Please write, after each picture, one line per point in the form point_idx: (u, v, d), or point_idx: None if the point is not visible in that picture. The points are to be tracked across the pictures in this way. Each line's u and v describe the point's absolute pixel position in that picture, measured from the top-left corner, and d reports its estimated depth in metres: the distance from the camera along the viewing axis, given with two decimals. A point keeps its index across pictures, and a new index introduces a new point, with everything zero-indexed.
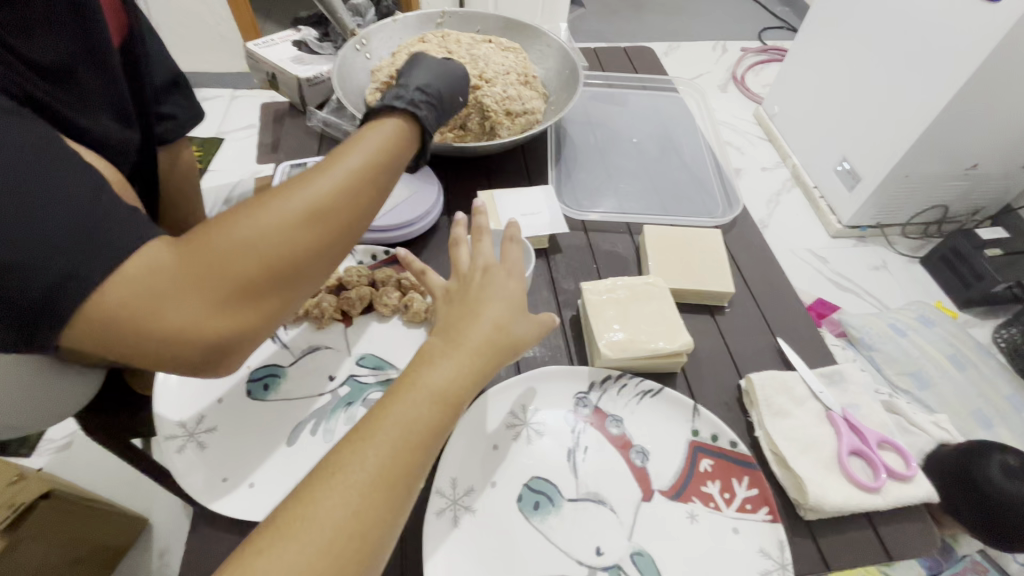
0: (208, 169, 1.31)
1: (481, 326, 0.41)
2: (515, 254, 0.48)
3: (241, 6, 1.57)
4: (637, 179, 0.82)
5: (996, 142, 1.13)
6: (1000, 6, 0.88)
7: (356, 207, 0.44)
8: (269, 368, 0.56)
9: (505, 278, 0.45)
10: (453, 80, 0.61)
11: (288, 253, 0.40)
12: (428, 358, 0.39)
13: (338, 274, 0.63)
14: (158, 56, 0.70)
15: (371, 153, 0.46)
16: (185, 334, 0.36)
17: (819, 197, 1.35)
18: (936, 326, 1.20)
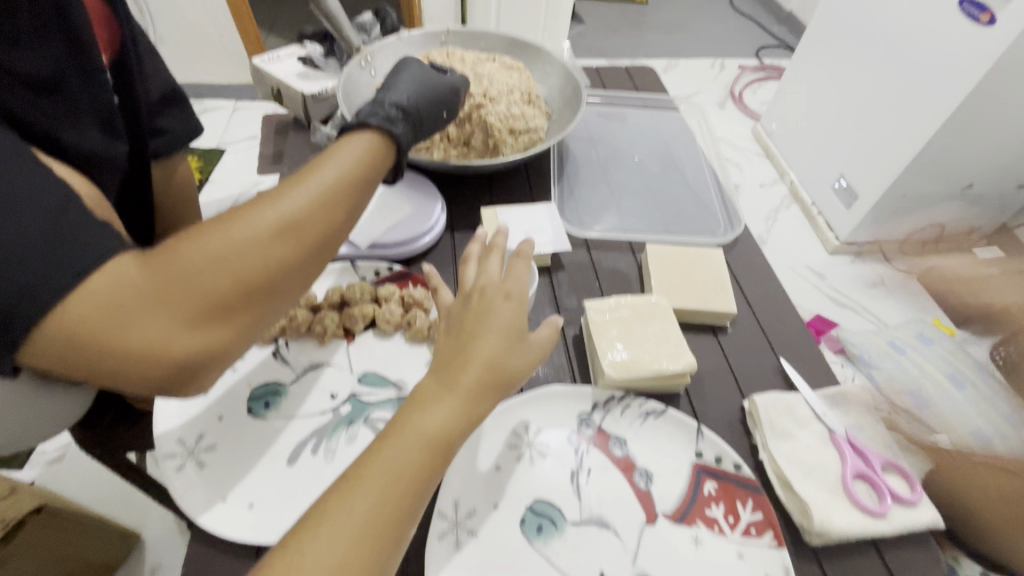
0: (209, 181, 1.31)
1: (473, 369, 0.40)
2: (521, 275, 0.46)
3: (245, 20, 1.59)
4: (640, 197, 0.83)
5: (992, 162, 1.15)
6: (995, 30, 0.90)
7: (330, 223, 0.44)
8: (270, 386, 0.56)
9: (503, 303, 0.43)
10: (432, 98, 0.62)
11: (259, 268, 0.41)
12: (421, 402, 0.39)
13: (340, 291, 0.62)
14: (154, 71, 0.71)
15: (346, 168, 0.47)
16: (157, 352, 0.37)
17: (817, 213, 1.36)
18: (934, 344, 1.21)
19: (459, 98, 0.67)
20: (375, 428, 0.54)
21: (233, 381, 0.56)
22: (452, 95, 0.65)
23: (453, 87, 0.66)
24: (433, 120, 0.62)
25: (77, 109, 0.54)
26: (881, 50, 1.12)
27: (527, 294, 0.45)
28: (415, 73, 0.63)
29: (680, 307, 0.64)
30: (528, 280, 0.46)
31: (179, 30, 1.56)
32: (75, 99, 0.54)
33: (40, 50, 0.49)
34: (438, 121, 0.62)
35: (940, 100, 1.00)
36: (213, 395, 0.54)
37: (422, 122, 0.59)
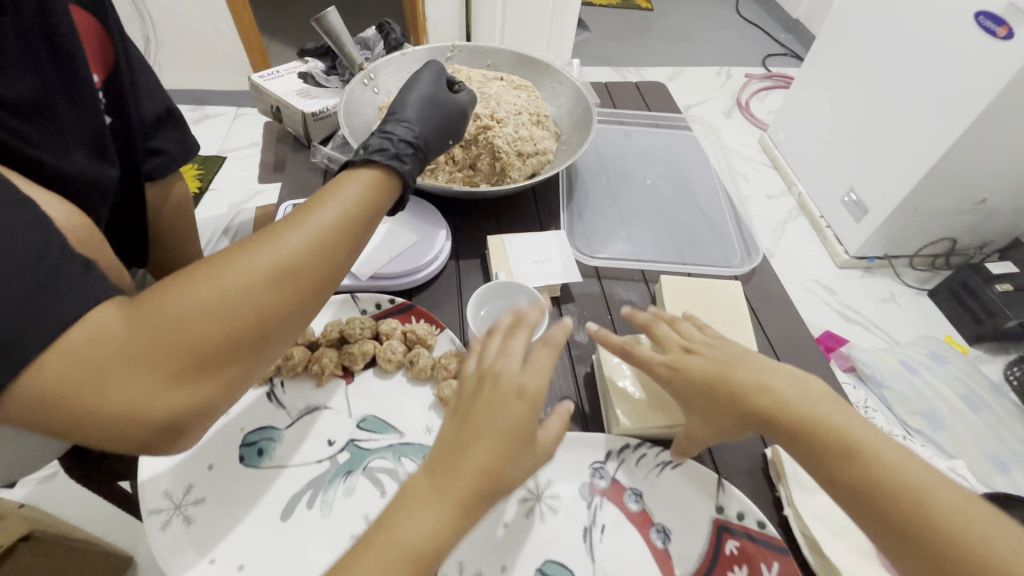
0: (208, 191, 1.29)
1: (467, 470, 0.35)
2: (545, 363, 0.41)
3: (248, 28, 1.56)
4: (653, 223, 0.80)
5: (1006, 176, 1.10)
6: (1015, 43, 0.85)
7: (329, 266, 0.41)
8: (264, 432, 0.52)
9: (510, 393, 0.38)
10: (439, 124, 0.59)
11: (254, 318, 0.37)
12: (409, 504, 0.35)
13: (339, 326, 0.59)
14: (149, 90, 0.67)
15: (349, 206, 0.43)
16: (138, 413, 0.33)
17: (825, 226, 1.31)
18: (947, 363, 1.15)
19: (466, 120, 0.65)
20: (374, 479, 0.50)
21: (225, 426, 0.52)
22: (459, 119, 0.63)
23: (460, 111, 0.63)
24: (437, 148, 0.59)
25: (63, 133, 0.51)
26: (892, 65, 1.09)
27: (542, 397, 0.39)
28: (423, 93, 0.60)
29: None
30: (551, 372, 0.41)
31: (180, 38, 1.53)
32: (60, 123, 0.51)
33: (20, 70, 0.46)
34: (443, 146, 0.60)
35: (954, 118, 0.96)
36: (204, 443, 0.51)
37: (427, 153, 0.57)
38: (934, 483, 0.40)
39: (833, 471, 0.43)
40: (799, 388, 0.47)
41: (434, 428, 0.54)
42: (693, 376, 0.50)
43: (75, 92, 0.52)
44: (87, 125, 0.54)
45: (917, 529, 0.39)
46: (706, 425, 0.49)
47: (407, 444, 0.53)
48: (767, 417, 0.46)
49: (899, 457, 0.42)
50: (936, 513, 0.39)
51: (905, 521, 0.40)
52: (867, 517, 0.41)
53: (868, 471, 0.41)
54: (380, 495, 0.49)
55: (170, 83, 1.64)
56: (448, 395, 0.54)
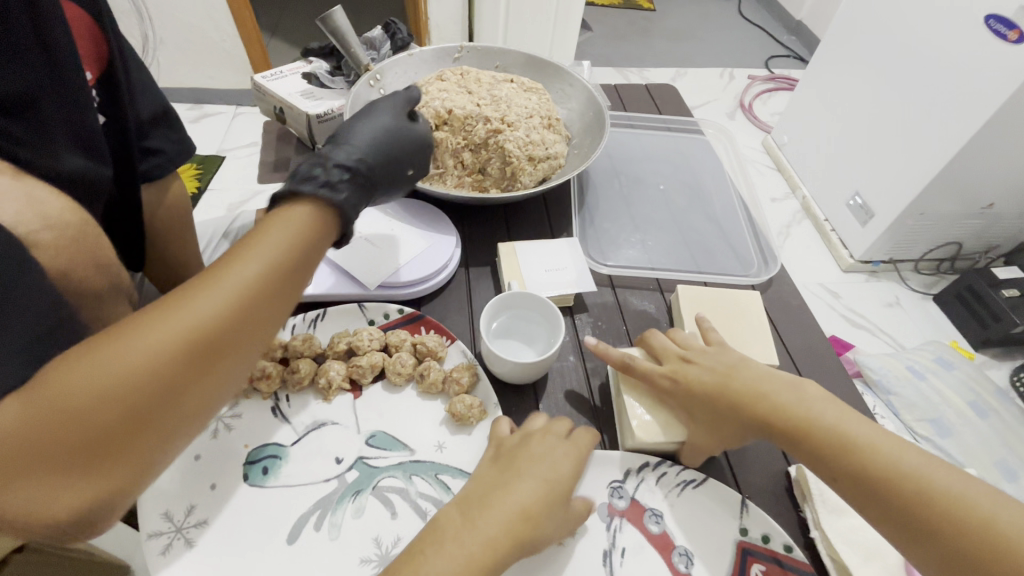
0: (208, 190, 1.26)
1: (505, 509, 0.41)
2: (585, 441, 0.48)
3: (248, 26, 1.53)
4: (668, 230, 0.78)
5: (1013, 181, 1.02)
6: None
7: (260, 323, 0.36)
8: (269, 449, 0.50)
9: (556, 453, 0.46)
10: (392, 150, 0.51)
11: (162, 399, 0.32)
12: (441, 538, 0.40)
13: (346, 339, 0.57)
14: (143, 89, 0.65)
15: (280, 251, 0.37)
16: (40, 514, 0.29)
17: (830, 230, 1.23)
18: (955, 368, 1.03)
19: (428, 151, 0.57)
20: (384, 499, 0.48)
21: (229, 443, 0.50)
22: (422, 150, 0.55)
23: (425, 142, 0.56)
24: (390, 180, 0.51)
25: (55, 132, 0.49)
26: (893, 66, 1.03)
27: (586, 461, 0.46)
28: (383, 118, 0.53)
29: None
30: (592, 451, 0.48)
31: (179, 34, 1.51)
32: (53, 122, 0.49)
33: (9, 65, 0.44)
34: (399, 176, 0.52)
35: (960, 125, 0.90)
36: (207, 461, 0.49)
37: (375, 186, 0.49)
38: (930, 470, 0.43)
39: (831, 462, 0.45)
40: (794, 392, 0.49)
41: (446, 444, 0.52)
42: (696, 386, 0.50)
43: (65, 91, 0.49)
44: (74, 124, 0.52)
45: (919, 516, 0.42)
46: (709, 435, 0.49)
47: (418, 462, 0.51)
48: (767, 422, 0.48)
49: (896, 448, 0.45)
50: (936, 499, 0.42)
51: (910, 510, 0.42)
52: (875, 508, 0.44)
53: (869, 465, 0.44)
54: (390, 516, 0.47)
55: (170, 81, 1.61)
56: (460, 410, 0.52)
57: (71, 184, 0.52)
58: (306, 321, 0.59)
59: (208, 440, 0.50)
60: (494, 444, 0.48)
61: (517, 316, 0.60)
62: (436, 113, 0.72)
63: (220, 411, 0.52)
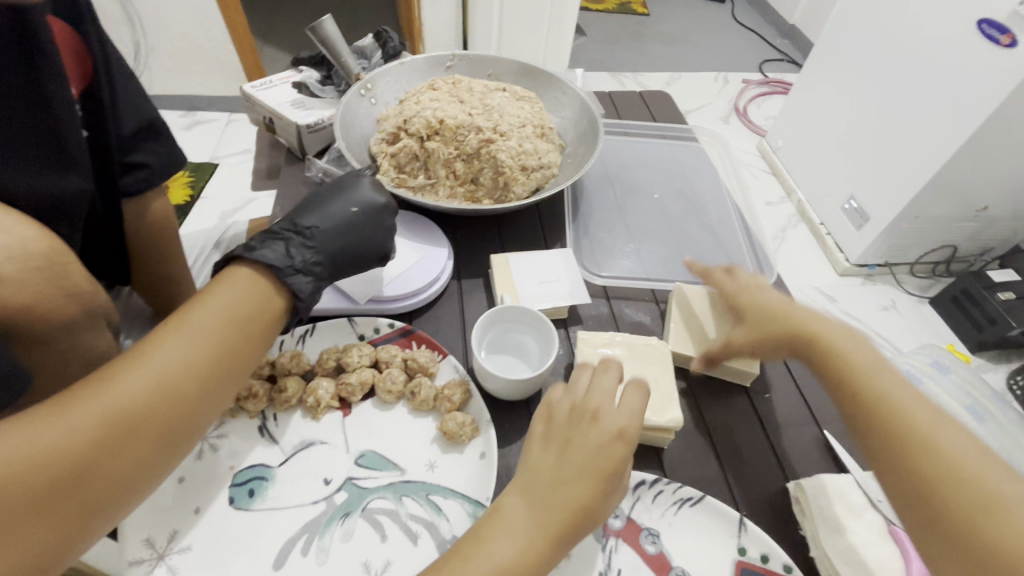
0: (200, 198, 1.26)
1: (565, 499, 0.40)
2: (636, 406, 0.44)
3: (241, 33, 1.52)
4: (665, 238, 0.77)
5: (1008, 182, 1.01)
6: (1017, 50, 0.79)
7: (218, 367, 0.40)
8: (256, 470, 0.49)
9: (613, 440, 0.42)
10: (344, 212, 0.52)
11: (76, 484, 0.32)
12: (500, 529, 0.39)
13: (337, 354, 0.56)
14: (130, 101, 0.61)
15: (230, 304, 0.41)
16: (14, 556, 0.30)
17: (826, 232, 1.22)
18: (952, 372, 0.96)
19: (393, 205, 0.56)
20: (375, 521, 0.47)
21: (216, 463, 0.49)
22: (388, 215, 0.55)
23: (388, 204, 0.55)
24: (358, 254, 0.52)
25: (34, 148, 0.48)
26: (888, 70, 1.02)
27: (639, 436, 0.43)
28: (339, 188, 0.54)
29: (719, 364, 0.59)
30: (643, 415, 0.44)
31: (171, 42, 1.49)
32: (31, 137, 0.48)
33: None
34: (360, 232, 0.52)
35: (954, 127, 0.89)
36: (193, 484, 0.48)
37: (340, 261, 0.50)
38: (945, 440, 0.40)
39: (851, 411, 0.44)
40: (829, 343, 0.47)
41: (437, 464, 0.51)
42: (756, 299, 0.55)
43: (47, 107, 0.48)
44: (53, 135, 0.50)
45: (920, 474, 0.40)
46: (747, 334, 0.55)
47: (408, 482, 0.49)
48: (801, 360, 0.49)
49: (929, 423, 0.41)
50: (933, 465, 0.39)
51: (919, 479, 0.39)
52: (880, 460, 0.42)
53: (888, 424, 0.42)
54: (380, 539, 0.46)
55: (163, 88, 1.60)
56: (452, 428, 0.50)
57: (53, 204, 0.51)
58: (295, 336, 0.57)
59: (192, 462, 0.49)
60: (545, 416, 0.45)
61: (508, 329, 0.59)
62: (427, 122, 0.71)
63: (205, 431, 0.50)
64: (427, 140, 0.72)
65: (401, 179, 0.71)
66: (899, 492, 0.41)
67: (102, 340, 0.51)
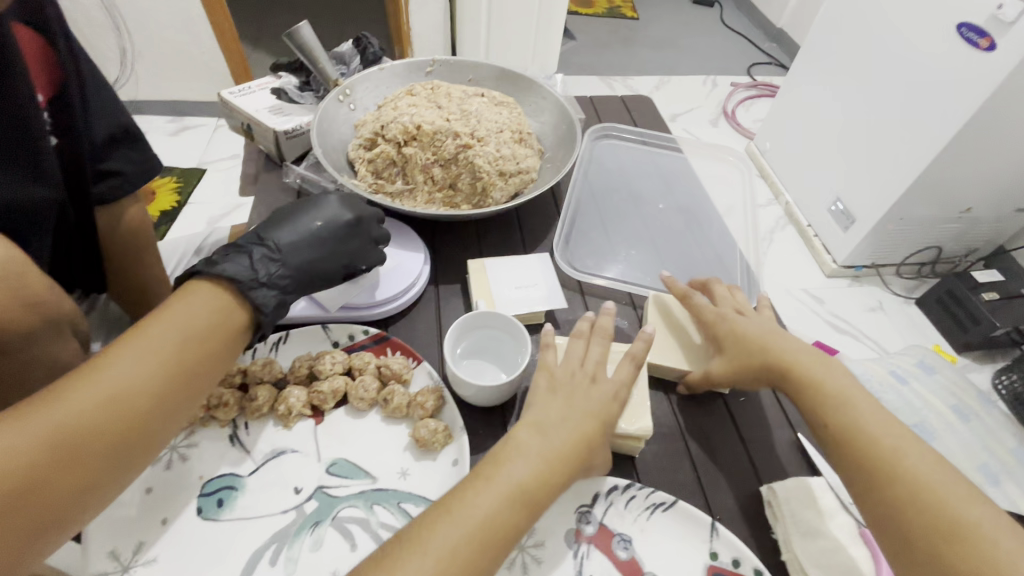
0: (187, 204, 1.25)
1: (569, 435, 0.46)
2: (626, 372, 0.52)
3: (229, 39, 1.52)
4: (644, 244, 0.78)
5: (992, 184, 1.01)
6: (997, 54, 0.80)
7: (180, 380, 0.39)
8: (226, 479, 0.49)
9: (606, 397, 0.50)
10: (310, 226, 0.53)
11: (25, 500, 0.32)
12: (515, 452, 0.44)
13: (309, 362, 0.55)
14: (101, 107, 0.60)
15: (194, 317, 0.41)
16: None
17: (813, 234, 1.23)
18: (937, 372, 0.96)
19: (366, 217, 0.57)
20: (345, 530, 0.47)
21: (186, 473, 0.49)
22: (357, 230, 0.56)
23: (358, 219, 0.56)
24: (324, 269, 0.52)
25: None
26: (871, 74, 1.03)
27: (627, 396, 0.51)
28: (308, 204, 0.55)
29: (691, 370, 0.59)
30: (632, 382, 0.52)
31: (158, 48, 1.49)
32: None
33: None
34: (329, 242, 0.53)
35: (937, 130, 0.90)
36: (161, 495, 0.47)
37: (305, 275, 0.51)
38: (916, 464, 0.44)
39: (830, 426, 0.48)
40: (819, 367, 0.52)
41: (409, 471, 0.50)
42: (736, 330, 0.57)
43: (13, 115, 0.48)
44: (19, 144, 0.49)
45: (886, 485, 0.44)
46: (728, 365, 0.55)
47: (380, 490, 0.49)
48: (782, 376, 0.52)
49: (897, 448, 0.45)
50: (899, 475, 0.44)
51: (886, 495, 0.44)
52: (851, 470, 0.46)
53: (860, 453, 0.46)
54: (349, 548, 0.46)
55: (151, 94, 1.59)
56: (424, 435, 0.50)
57: (20, 213, 0.50)
58: (268, 344, 0.57)
59: (160, 472, 0.48)
60: (547, 375, 0.52)
61: (482, 336, 0.59)
62: (404, 128, 0.71)
63: (175, 440, 0.50)
64: (404, 146, 0.72)
65: (378, 185, 0.71)
66: (872, 515, 0.44)
67: (71, 350, 0.50)
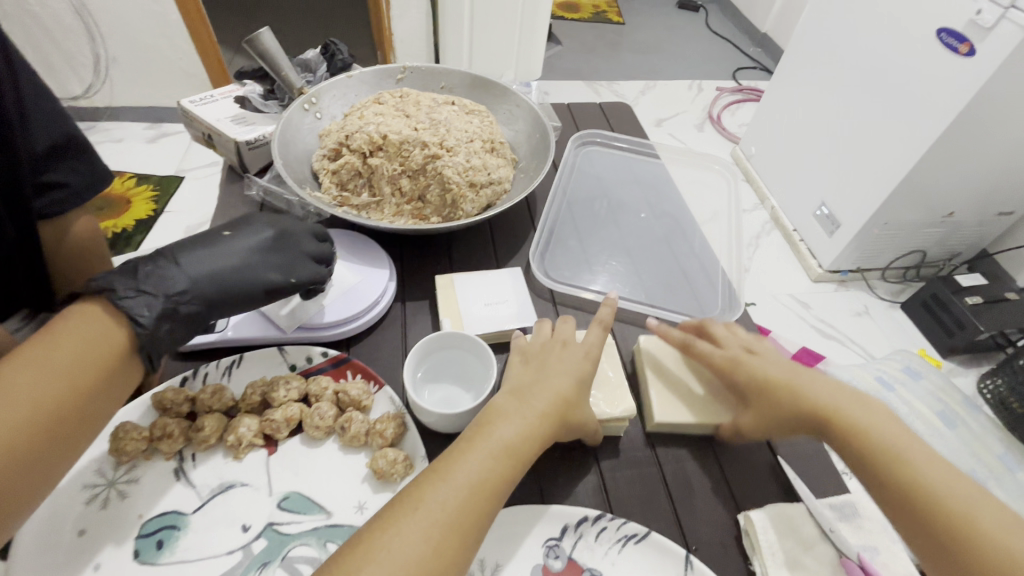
0: (161, 212, 1.21)
1: (549, 393, 0.46)
2: (597, 338, 0.54)
3: (207, 44, 1.47)
4: (621, 255, 0.75)
5: (976, 187, 1.00)
6: (977, 59, 0.79)
7: (63, 414, 0.39)
8: (168, 518, 0.45)
9: (579, 355, 0.51)
10: (219, 239, 0.51)
11: None
12: (502, 414, 0.44)
13: (262, 390, 0.52)
14: (44, 114, 0.57)
15: (72, 348, 0.40)
16: None
17: (799, 239, 1.21)
18: (923, 378, 0.94)
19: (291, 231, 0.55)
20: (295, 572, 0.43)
21: (123, 512, 0.45)
22: (282, 241, 0.54)
23: (281, 231, 0.54)
24: (234, 279, 0.49)
25: None
26: (855, 79, 1.02)
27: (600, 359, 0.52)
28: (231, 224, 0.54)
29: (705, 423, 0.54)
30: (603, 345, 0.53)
31: (133, 53, 1.44)
32: None
33: None
34: (239, 251, 0.51)
35: (920, 134, 0.89)
36: (93, 538, 0.44)
37: (206, 285, 0.48)
38: (977, 511, 0.42)
39: (876, 467, 0.46)
40: (857, 404, 0.50)
41: (367, 504, 0.47)
42: (756, 374, 0.53)
43: None
44: None
45: (948, 533, 0.42)
46: (758, 419, 0.52)
47: (335, 526, 0.46)
48: (818, 416, 0.49)
49: (964, 510, 0.42)
50: (967, 523, 0.42)
51: (957, 541, 0.41)
52: (906, 517, 0.44)
53: (925, 514, 0.43)
54: None
55: (126, 100, 1.54)
56: (382, 466, 0.47)
57: None
58: (220, 368, 0.54)
59: (95, 512, 0.45)
60: (520, 350, 0.53)
61: (446, 357, 0.56)
62: (369, 138, 0.69)
63: (114, 476, 0.47)
64: (370, 157, 0.69)
65: (343, 197, 0.68)
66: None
67: None
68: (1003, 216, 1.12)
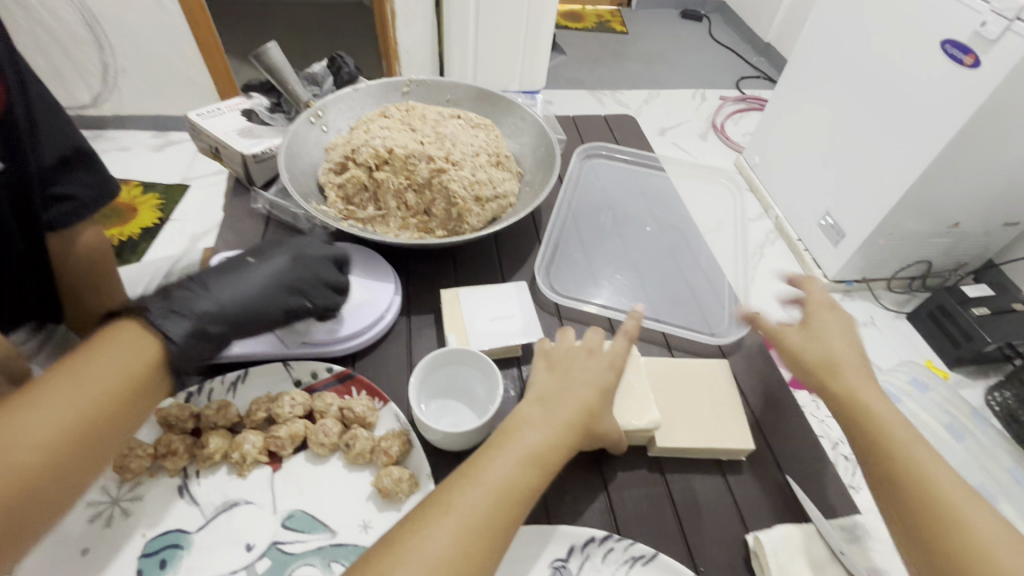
0: (167, 220, 1.22)
1: (575, 402, 0.46)
2: (621, 346, 0.53)
3: (213, 54, 1.48)
4: (626, 268, 0.75)
5: (982, 198, 0.99)
6: (982, 70, 0.79)
7: (106, 427, 0.40)
8: (171, 537, 0.45)
9: (603, 365, 0.50)
10: (246, 262, 0.52)
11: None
12: (526, 422, 0.45)
13: (268, 407, 0.52)
14: (54, 127, 0.58)
15: (116, 363, 0.41)
16: None
17: (803, 248, 1.21)
18: (930, 391, 0.93)
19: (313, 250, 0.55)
20: None
21: (125, 531, 0.45)
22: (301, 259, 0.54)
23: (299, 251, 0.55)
24: (250, 296, 0.49)
25: None
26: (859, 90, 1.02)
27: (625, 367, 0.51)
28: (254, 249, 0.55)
29: (715, 447, 0.53)
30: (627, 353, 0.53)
31: (140, 63, 1.46)
32: None
33: None
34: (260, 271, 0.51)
35: (924, 146, 0.88)
36: (95, 556, 0.43)
37: (227, 301, 0.48)
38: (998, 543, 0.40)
39: (895, 485, 0.45)
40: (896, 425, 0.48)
41: (372, 523, 0.47)
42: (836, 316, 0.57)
43: None
44: None
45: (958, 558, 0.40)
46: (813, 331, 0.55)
47: (339, 546, 0.45)
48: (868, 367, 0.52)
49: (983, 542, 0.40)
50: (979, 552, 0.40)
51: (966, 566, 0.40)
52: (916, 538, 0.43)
53: (937, 535, 0.42)
54: None
55: (133, 110, 1.56)
56: (387, 485, 0.47)
57: None
58: (225, 384, 0.54)
59: (98, 530, 0.45)
60: (545, 357, 0.53)
61: (452, 374, 0.56)
62: (375, 152, 0.69)
63: (117, 494, 0.47)
64: (376, 171, 0.69)
65: (349, 211, 0.68)
66: None
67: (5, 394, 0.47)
68: (1010, 227, 1.11)
